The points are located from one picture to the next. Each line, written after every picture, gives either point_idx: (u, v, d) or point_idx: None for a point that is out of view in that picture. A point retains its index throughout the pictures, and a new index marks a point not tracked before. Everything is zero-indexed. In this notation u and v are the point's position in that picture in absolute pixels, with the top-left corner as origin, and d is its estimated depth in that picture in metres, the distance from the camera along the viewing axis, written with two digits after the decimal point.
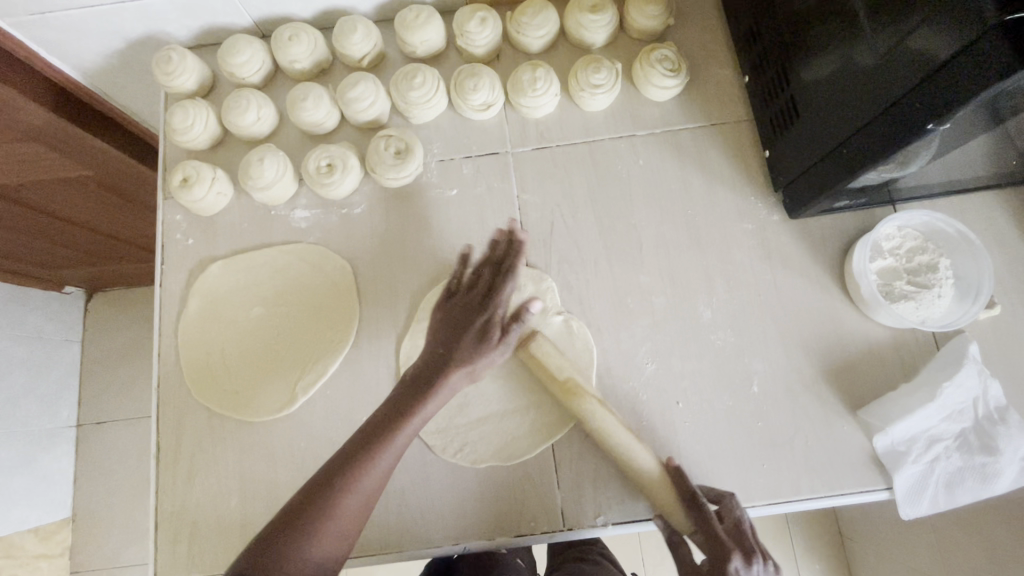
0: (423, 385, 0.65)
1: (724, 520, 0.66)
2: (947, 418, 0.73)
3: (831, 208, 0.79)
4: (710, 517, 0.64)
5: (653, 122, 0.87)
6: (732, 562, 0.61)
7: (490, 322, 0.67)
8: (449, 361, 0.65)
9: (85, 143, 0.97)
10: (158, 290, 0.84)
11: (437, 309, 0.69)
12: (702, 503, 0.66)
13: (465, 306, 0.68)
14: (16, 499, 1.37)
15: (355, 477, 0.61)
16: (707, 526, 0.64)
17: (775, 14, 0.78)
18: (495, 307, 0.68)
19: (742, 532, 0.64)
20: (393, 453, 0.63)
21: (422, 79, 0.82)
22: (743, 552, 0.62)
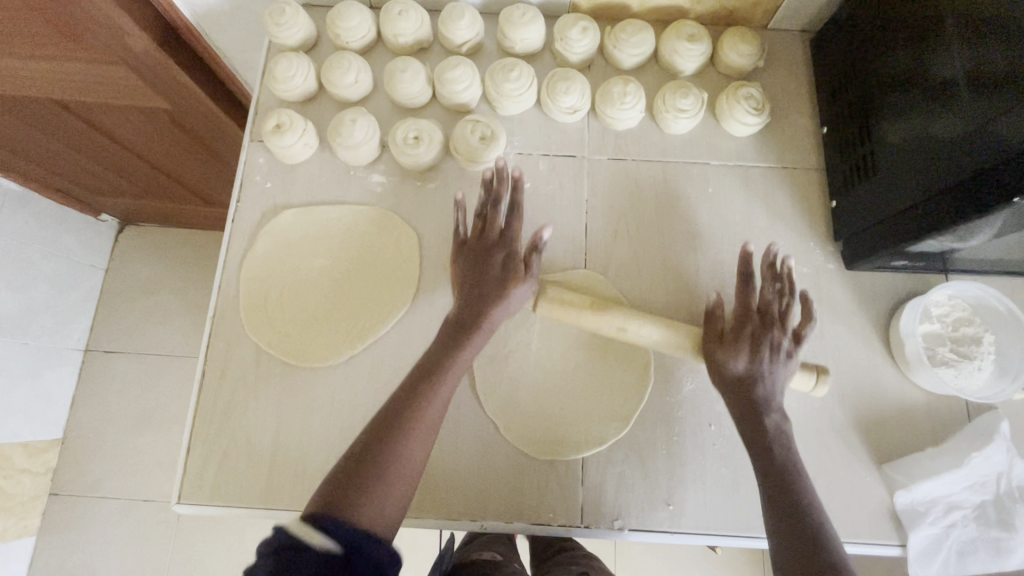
0: (487, 296, 0.71)
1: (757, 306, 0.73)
2: (968, 487, 0.74)
3: (887, 266, 0.82)
4: (505, 244, 0.74)
5: (726, 154, 0.90)
6: (751, 340, 0.70)
7: (514, 254, 0.73)
8: (501, 291, 0.71)
9: (174, 75, 1.00)
10: (230, 224, 0.87)
11: (467, 246, 0.75)
12: (506, 240, 0.74)
13: (487, 244, 0.74)
14: (14, 410, 1.31)
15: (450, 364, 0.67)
16: (750, 303, 0.73)
17: (865, 72, 0.81)
18: (516, 255, 0.73)
19: (771, 311, 0.73)
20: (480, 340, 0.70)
21: (519, 74, 0.86)
22: (769, 326, 0.71)
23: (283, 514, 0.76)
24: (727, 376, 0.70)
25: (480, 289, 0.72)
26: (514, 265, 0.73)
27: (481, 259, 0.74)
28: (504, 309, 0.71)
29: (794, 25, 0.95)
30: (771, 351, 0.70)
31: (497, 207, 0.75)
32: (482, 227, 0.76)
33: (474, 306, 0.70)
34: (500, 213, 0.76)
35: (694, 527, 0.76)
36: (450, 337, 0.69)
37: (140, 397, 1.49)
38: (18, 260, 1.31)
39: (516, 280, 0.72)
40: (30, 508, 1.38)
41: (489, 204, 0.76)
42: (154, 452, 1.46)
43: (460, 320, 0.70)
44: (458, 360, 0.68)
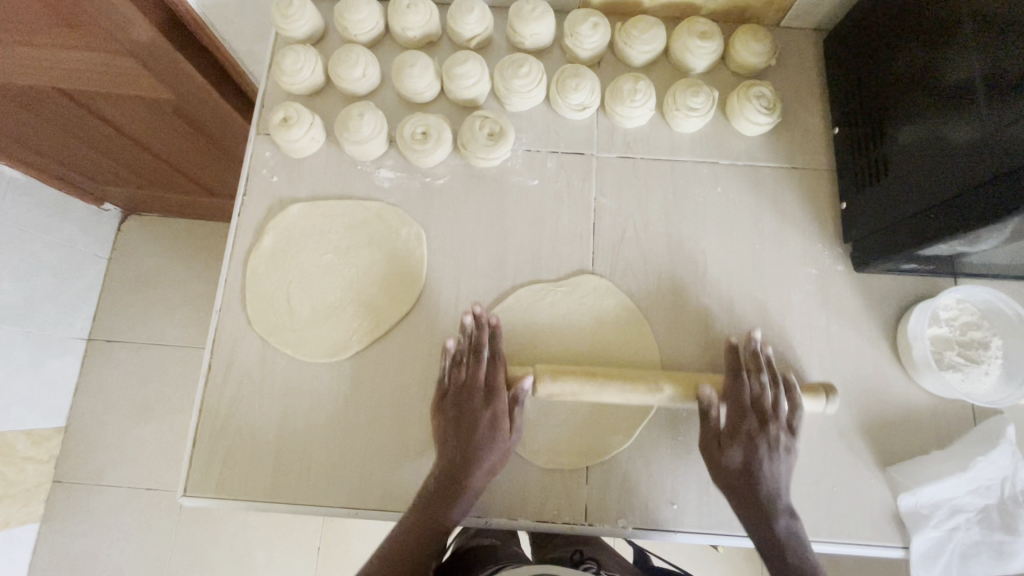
0: (472, 462, 0.72)
1: (744, 397, 0.74)
2: (972, 490, 0.75)
3: (896, 269, 0.81)
4: (488, 390, 0.74)
5: (736, 153, 0.90)
6: (741, 446, 0.71)
7: (498, 413, 0.74)
8: (490, 441, 0.73)
9: (179, 64, 0.99)
10: (236, 217, 0.87)
11: (440, 418, 0.75)
12: (490, 389, 0.74)
13: (461, 412, 0.74)
14: (17, 399, 1.32)
15: (456, 489, 0.72)
16: (737, 401, 0.73)
17: (879, 72, 0.80)
18: (499, 404, 0.74)
19: (762, 405, 0.73)
20: (480, 474, 0.72)
21: (528, 69, 0.85)
22: (760, 418, 0.72)
23: (287, 508, 0.76)
24: (720, 481, 0.72)
25: (465, 455, 0.72)
26: (489, 463, 0.73)
27: (462, 424, 0.73)
28: (495, 457, 0.73)
29: (807, 23, 0.94)
30: (766, 450, 0.71)
31: (477, 356, 0.76)
32: (466, 376, 0.76)
33: (463, 467, 0.72)
34: (480, 366, 0.76)
35: (697, 526, 0.76)
36: (457, 461, 0.72)
37: (143, 387, 1.49)
38: (22, 249, 1.31)
39: (503, 432, 0.74)
40: (33, 495, 1.39)
41: (469, 354, 0.76)
42: (158, 442, 1.46)
43: (448, 489, 0.72)
44: (456, 510, 0.71)
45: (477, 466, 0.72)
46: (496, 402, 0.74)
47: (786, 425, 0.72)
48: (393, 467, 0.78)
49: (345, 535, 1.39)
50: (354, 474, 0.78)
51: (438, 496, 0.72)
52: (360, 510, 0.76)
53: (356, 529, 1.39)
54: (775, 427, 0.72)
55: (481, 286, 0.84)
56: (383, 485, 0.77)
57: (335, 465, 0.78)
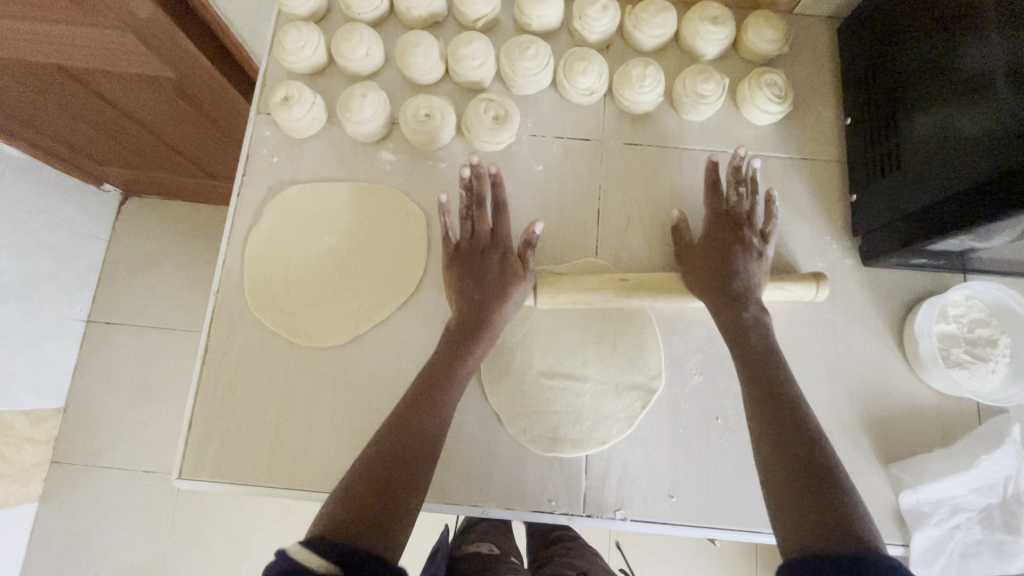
0: (489, 304, 0.73)
1: (729, 204, 0.78)
2: (975, 490, 0.74)
3: (905, 263, 0.80)
4: (495, 241, 0.76)
5: (746, 142, 0.88)
6: (726, 236, 0.75)
7: (508, 253, 0.76)
8: (504, 283, 0.74)
9: (181, 42, 0.96)
10: (235, 198, 0.85)
11: (452, 266, 0.76)
12: (498, 240, 0.77)
13: (472, 260, 0.75)
14: (16, 377, 1.31)
15: (470, 345, 0.71)
16: (717, 204, 0.78)
17: (894, 61, 0.78)
18: (507, 245, 0.76)
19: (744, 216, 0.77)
20: (488, 337, 0.72)
21: (535, 52, 0.83)
22: (741, 222, 0.76)
23: (283, 493, 0.76)
24: (714, 296, 0.73)
25: (480, 289, 0.73)
26: (505, 286, 0.74)
27: (475, 270, 0.75)
28: (514, 291, 0.74)
29: (822, 10, 0.92)
30: (746, 248, 0.74)
31: (481, 209, 0.77)
32: (471, 231, 0.77)
33: (476, 318, 0.72)
34: (485, 215, 0.77)
35: (696, 520, 0.76)
36: (472, 307, 0.73)
37: (142, 369, 1.48)
38: (21, 228, 1.29)
39: (515, 277, 0.75)
40: (32, 475, 1.39)
41: (473, 207, 0.77)
42: (157, 424, 1.46)
43: (457, 337, 0.72)
44: (477, 344, 0.71)
45: (495, 299, 0.73)
46: (504, 247, 0.76)
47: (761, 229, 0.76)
48: None
49: None
50: (352, 458, 0.77)
51: (451, 352, 0.70)
52: None
53: None
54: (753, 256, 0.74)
55: None
56: None
57: (332, 449, 0.77)
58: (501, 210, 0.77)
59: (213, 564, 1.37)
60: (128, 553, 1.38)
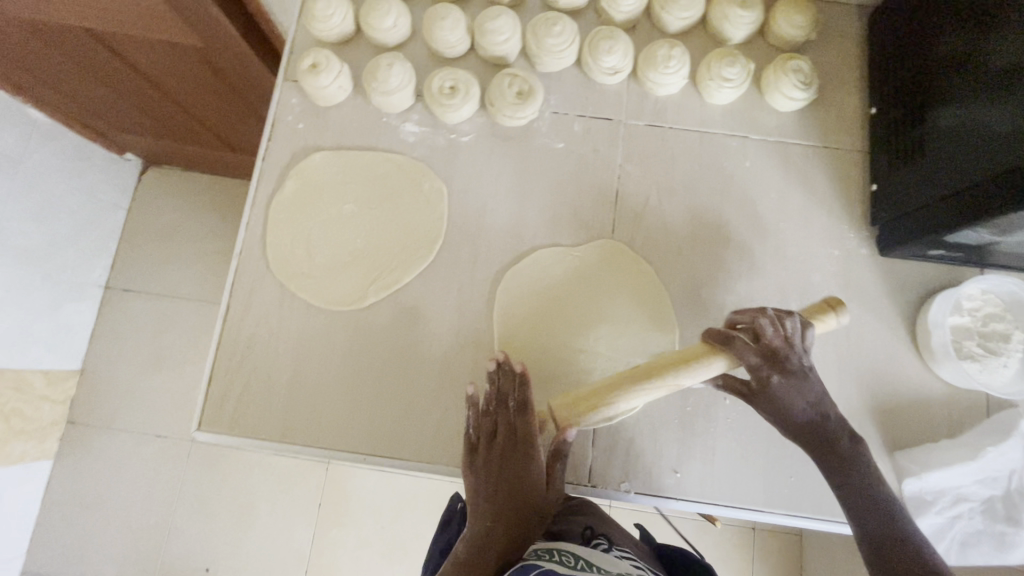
0: (528, 510, 0.69)
1: (758, 341, 0.64)
2: (979, 481, 0.75)
3: (922, 254, 0.80)
4: (528, 440, 0.70)
5: (768, 129, 0.88)
6: (771, 379, 0.63)
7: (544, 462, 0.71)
8: (541, 491, 0.70)
9: (217, 20, 0.97)
10: (259, 163, 0.87)
11: (478, 473, 0.69)
12: (530, 443, 0.70)
13: (501, 460, 0.69)
14: (37, 338, 1.34)
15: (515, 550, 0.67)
16: (749, 355, 0.63)
17: (923, 51, 0.77)
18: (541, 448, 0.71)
19: (779, 348, 0.63)
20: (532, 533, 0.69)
21: (561, 29, 0.83)
22: (783, 358, 0.63)
23: (297, 451, 0.78)
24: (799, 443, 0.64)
25: (517, 499, 0.68)
26: (546, 487, 0.71)
27: (507, 467, 0.69)
28: (551, 498, 0.71)
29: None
30: (799, 381, 0.63)
31: (506, 406, 0.71)
32: (493, 433, 0.70)
33: (519, 524, 0.68)
34: (511, 414, 0.71)
35: (699, 495, 0.77)
36: (510, 520, 0.67)
37: (159, 334, 1.51)
38: (45, 192, 1.32)
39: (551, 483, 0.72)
40: (49, 433, 1.42)
41: (495, 403, 0.71)
42: (170, 390, 1.49)
43: (512, 547, 0.67)
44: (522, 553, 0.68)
45: (535, 508, 0.69)
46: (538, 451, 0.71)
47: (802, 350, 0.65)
48: (404, 417, 0.79)
49: (345, 494, 1.41)
50: (365, 420, 0.79)
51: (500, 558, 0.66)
52: (368, 456, 0.78)
53: (357, 489, 1.41)
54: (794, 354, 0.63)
55: (500, 247, 0.84)
56: (393, 433, 0.78)
57: (346, 411, 0.79)
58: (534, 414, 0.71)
59: (221, 527, 1.40)
60: (139, 514, 1.42)
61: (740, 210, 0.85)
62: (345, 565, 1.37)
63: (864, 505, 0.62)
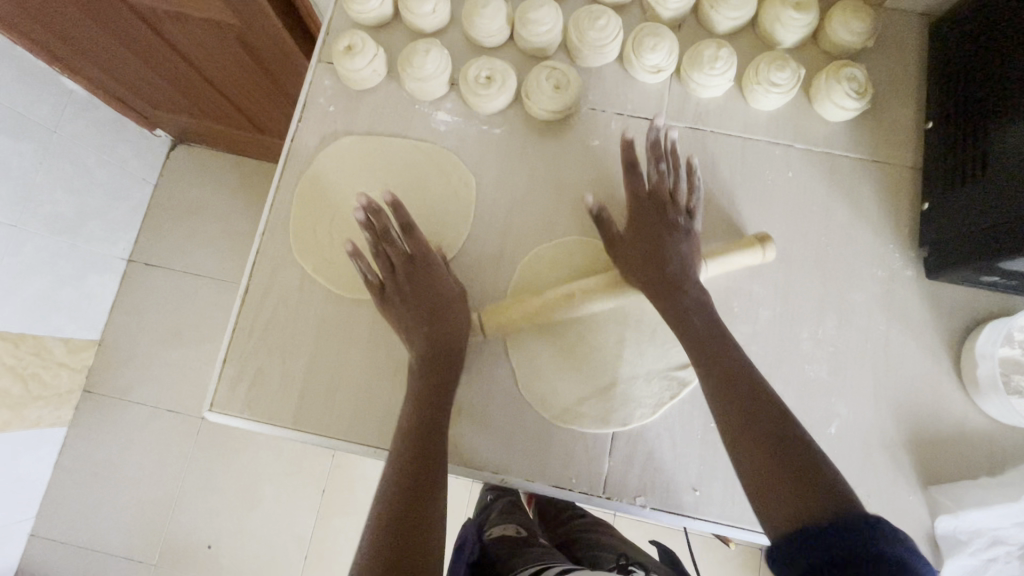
0: (438, 339, 0.72)
1: (653, 181, 0.75)
2: (1020, 524, 0.69)
3: (973, 280, 0.75)
4: (419, 263, 0.75)
5: (815, 138, 0.84)
6: (657, 223, 0.74)
7: (436, 276, 0.75)
8: (446, 306, 0.74)
9: (258, 4, 0.95)
10: (289, 144, 0.86)
11: (387, 308, 0.75)
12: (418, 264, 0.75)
13: (405, 290, 0.74)
14: (59, 307, 1.35)
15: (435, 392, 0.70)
16: (638, 183, 0.75)
17: (991, 64, 0.72)
18: (432, 262, 0.75)
19: (661, 188, 0.75)
20: (451, 364, 0.72)
21: (605, 22, 0.80)
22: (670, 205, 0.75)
23: (310, 439, 0.77)
24: (644, 285, 0.72)
25: (425, 321, 0.73)
26: (450, 292, 0.75)
27: (409, 293, 0.74)
28: (458, 307, 0.74)
29: (914, 7, 0.87)
30: (672, 230, 0.73)
31: (393, 240, 0.75)
32: (390, 268, 0.75)
33: (434, 348, 0.72)
34: (400, 245, 0.75)
35: (719, 517, 0.74)
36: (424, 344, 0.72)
37: (178, 310, 1.52)
38: (76, 163, 1.33)
39: (452, 293, 0.75)
40: (65, 401, 1.44)
41: (381, 237, 0.75)
42: (185, 368, 1.49)
43: (435, 374, 0.71)
44: (448, 388, 0.71)
45: (443, 330, 0.72)
46: (427, 265, 0.75)
47: (683, 208, 0.75)
48: None
49: (351, 483, 1.40)
50: (378, 413, 0.77)
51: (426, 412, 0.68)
52: (377, 449, 0.76)
53: (363, 479, 1.41)
54: (676, 207, 0.75)
55: (527, 243, 0.82)
56: None
57: (360, 403, 0.77)
58: (415, 235, 0.75)
59: (227, 506, 1.41)
60: (147, 487, 1.43)
61: (779, 221, 0.82)
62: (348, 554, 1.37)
63: (751, 447, 0.57)
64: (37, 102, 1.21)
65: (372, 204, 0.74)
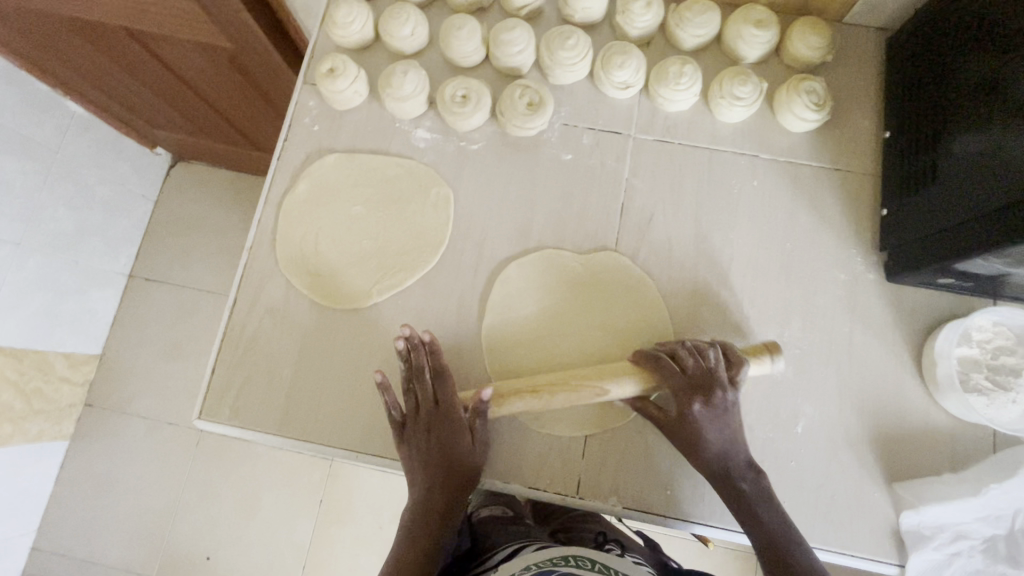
0: (449, 482, 0.74)
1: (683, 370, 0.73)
2: (982, 519, 0.73)
3: (931, 282, 0.78)
4: (444, 411, 0.75)
5: (778, 149, 0.87)
6: (692, 405, 0.72)
7: (457, 427, 0.74)
8: (459, 459, 0.74)
9: (247, 26, 1.00)
10: (275, 162, 0.90)
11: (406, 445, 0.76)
12: (444, 414, 0.75)
13: (426, 433, 0.75)
14: (61, 322, 1.39)
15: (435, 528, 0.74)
16: (675, 374, 0.72)
17: (942, 76, 0.76)
18: (457, 414, 0.75)
19: (698, 377, 0.73)
20: (454, 506, 0.75)
21: (575, 42, 0.84)
22: (705, 392, 0.72)
23: (293, 444, 0.80)
24: (711, 475, 0.71)
25: (438, 474, 0.74)
26: (469, 446, 0.75)
27: (428, 437, 0.75)
28: (474, 461, 0.75)
29: (871, 22, 0.91)
30: (711, 417, 0.72)
31: (423, 380, 0.76)
32: (415, 405, 0.77)
33: (445, 492, 0.74)
34: (427, 387, 0.76)
35: (689, 515, 0.76)
36: (434, 492, 0.74)
37: (176, 324, 1.55)
38: (77, 182, 1.37)
39: (471, 442, 0.75)
40: (66, 415, 1.47)
41: (414, 378, 0.77)
42: (183, 379, 1.53)
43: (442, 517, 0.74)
44: (444, 525, 0.75)
45: (455, 479, 0.74)
46: (452, 418, 0.75)
47: (721, 394, 0.72)
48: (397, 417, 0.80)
49: (346, 492, 1.43)
50: (360, 418, 0.80)
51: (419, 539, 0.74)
52: (358, 453, 0.79)
53: (358, 487, 1.43)
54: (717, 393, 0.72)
55: (503, 254, 0.85)
56: (387, 431, 0.79)
57: (342, 408, 0.81)
58: (444, 383, 0.76)
59: (224, 516, 1.43)
60: (147, 497, 1.46)
61: (746, 229, 0.85)
62: (343, 562, 1.39)
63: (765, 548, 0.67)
64: (40, 124, 1.26)
65: (412, 345, 0.76)
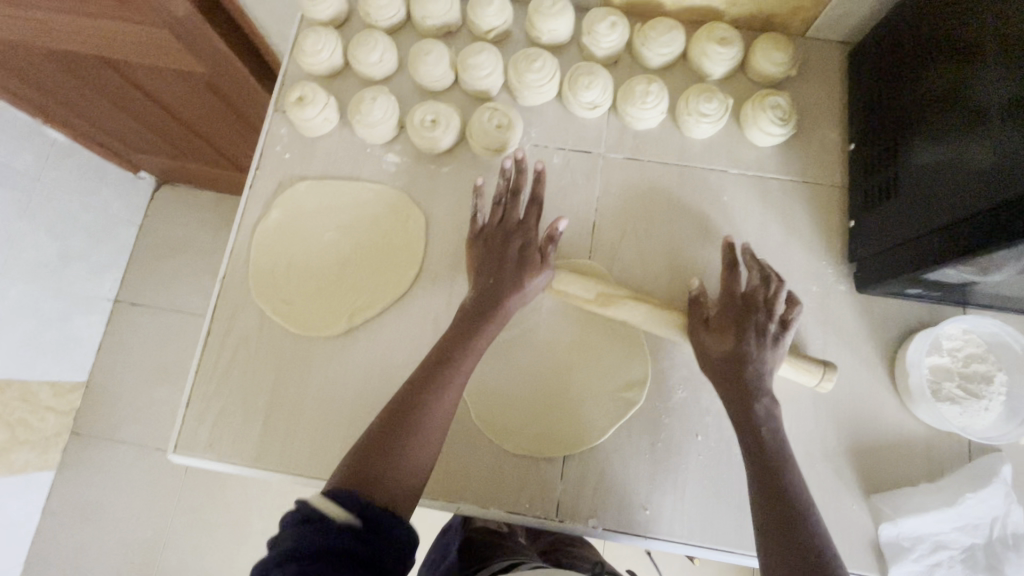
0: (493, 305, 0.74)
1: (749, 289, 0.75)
2: (958, 528, 0.72)
3: (900, 292, 0.79)
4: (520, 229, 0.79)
5: (747, 163, 0.88)
6: (739, 324, 0.72)
7: (527, 245, 0.78)
8: (513, 283, 0.75)
9: (221, 51, 1.00)
10: (247, 190, 0.90)
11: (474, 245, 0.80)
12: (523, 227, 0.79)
13: (503, 232, 0.79)
14: (44, 350, 1.38)
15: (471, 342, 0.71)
16: (734, 286, 0.76)
17: (899, 89, 0.77)
18: (532, 235, 0.78)
19: (758, 297, 0.74)
20: (489, 333, 0.73)
21: (542, 64, 0.85)
22: (754, 309, 0.73)
23: (268, 473, 0.79)
24: (725, 384, 0.70)
25: (493, 282, 0.75)
26: (533, 260, 0.77)
27: (496, 251, 0.78)
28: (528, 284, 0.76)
29: (833, 36, 0.92)
30: (758, 338, 0.71)
31: (515, 198, 0.80)
32: (501, 216, 0.80)
33: (486, 310, 0.73)
34: (516, 207, 0.80)
35: (669, 534, 0.76)
36: (486, 284, 0.75)
37: (160, 349, 1.54)
38: (60, 209, 1.36)
39: (533, 268, 0.77)
40: (51, 444, 1.45)
41: (507, 194, 0.81)
42: (169, 405, 1.51)
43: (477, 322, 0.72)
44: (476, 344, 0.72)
45: (496, 307, 0.74)
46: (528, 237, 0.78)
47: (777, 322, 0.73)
48: None
49: None
50: (335, 446, 0.79)
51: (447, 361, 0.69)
52: None
53: None
54: (771, 325, 0.72)
55: None
56: None
57: (318, 436, 0.80)
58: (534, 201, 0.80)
59: (213, 542, 1.41)
60: (133, 527, 1.44)
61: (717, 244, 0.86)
62: None
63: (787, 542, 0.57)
64: (19, 153, 1.26)
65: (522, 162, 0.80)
